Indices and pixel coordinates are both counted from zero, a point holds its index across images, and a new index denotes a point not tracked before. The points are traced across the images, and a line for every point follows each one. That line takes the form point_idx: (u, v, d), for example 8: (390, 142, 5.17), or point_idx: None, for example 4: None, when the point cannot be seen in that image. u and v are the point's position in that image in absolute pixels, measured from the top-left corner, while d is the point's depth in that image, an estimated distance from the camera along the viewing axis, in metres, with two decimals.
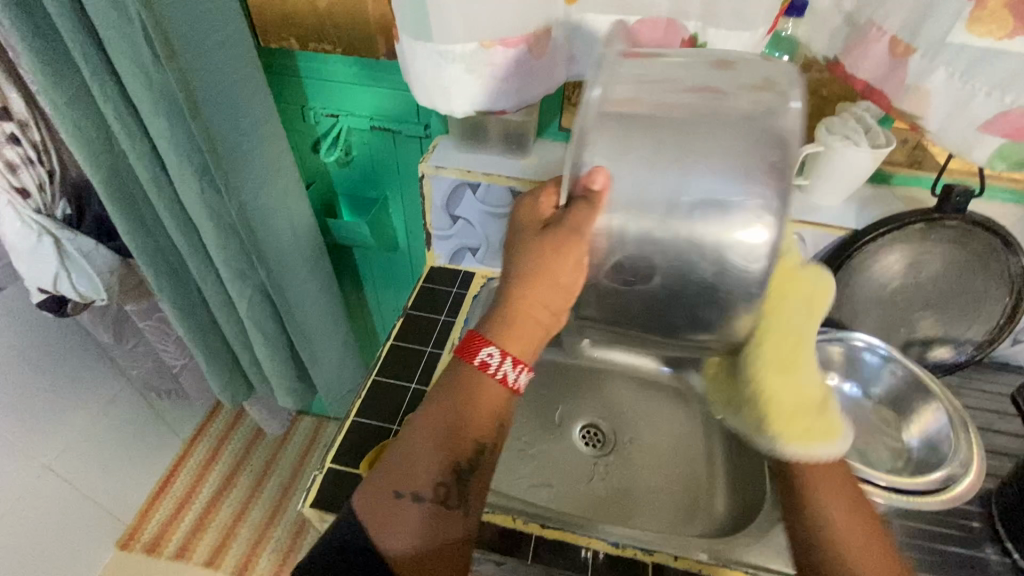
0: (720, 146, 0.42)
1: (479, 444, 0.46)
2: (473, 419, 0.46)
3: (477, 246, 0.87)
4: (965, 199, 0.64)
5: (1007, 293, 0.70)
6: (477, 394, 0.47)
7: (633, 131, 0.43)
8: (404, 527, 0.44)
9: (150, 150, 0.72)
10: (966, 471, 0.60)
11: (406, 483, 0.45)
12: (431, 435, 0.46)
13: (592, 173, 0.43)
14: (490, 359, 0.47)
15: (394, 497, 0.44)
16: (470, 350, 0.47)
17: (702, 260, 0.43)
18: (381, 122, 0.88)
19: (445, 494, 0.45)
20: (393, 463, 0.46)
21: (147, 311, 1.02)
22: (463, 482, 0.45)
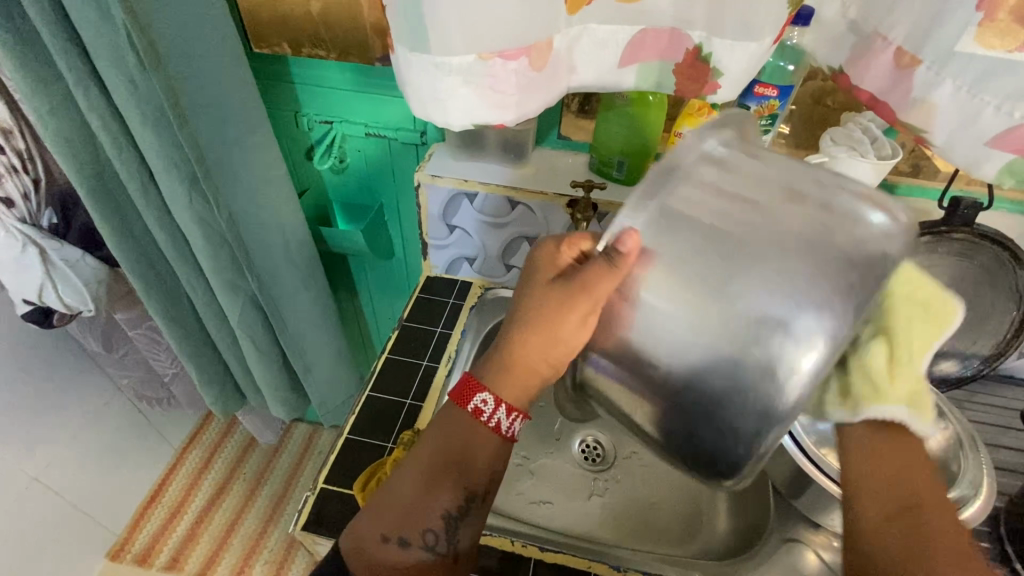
0: (778, 255, 0.36)
1: (469, 491, 0.45)
2: (463, 466, 0.45)
3: (474, 256, 0.85)
4: (971, 213, 0.63)
5: (1015, 307, 0.68)
6: (467, 441, 0.46)
7: (684, 219, 0.38)
8: (390, 572, 0.44)
9: (137, 159, 0.70)
10: (977, 493, 0.56)
11: (394, 526, 0.44)
12: (422, 481, 0.45)
13: (621, 235, 0.38)
14: (483, 406, 0.46)
15: (381, 540, 0.44)
16: (464, 397, 0.46)
17: (718, 380, 0.36)
18: (376, 129, 0.85)
19: (431, 539, 0.44)
20: (383, 505, 0.45)
21: (137, 320, 1.00)
22: (452, 531, 0.45)
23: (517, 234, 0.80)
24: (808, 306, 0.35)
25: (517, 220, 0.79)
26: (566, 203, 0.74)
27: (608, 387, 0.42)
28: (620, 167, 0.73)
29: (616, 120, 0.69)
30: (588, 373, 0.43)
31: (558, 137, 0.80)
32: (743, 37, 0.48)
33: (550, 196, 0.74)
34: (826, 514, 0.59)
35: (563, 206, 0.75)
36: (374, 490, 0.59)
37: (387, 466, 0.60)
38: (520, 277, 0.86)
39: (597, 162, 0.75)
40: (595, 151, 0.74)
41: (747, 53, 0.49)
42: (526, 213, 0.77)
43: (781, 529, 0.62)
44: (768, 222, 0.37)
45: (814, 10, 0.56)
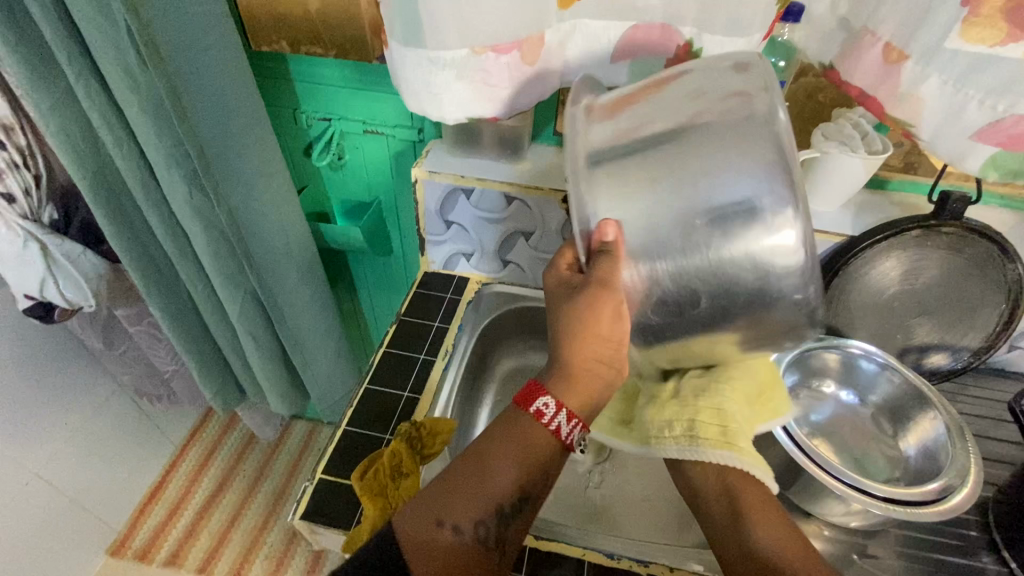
0: (725, 159, 0.38)
1: (527, 492, 0.46)
2: (523, 466, 0.46)
3: (471, 251, 0.86)
4: (961, 207, 0.64)
5: (1005, 300, 0.69)
6: (528, 440, 0.46)
7: (623, 181, 0.41)
8: (440, 561, 0.42)
9: (138, 155, 0.71)
10: (964, 481, 0.56)
11: (450, 513, 0.43)
12: (483, 472, 0.45)
13: (601, 226, 0.42)
14: (545, 408, 0.47)
15: (437, 525, 0.43)
16: (528, 398, 0.48)
17: (740, 277, 0.39)
18: (374, 126, 0.87)
19: (483, 532, 0.44)
20: (441, 491, 0.45)
21: (137, 316, 1.01)
22: (505, 528, 0.45)
23: (513, 230, 0.81)
24: (761, 180, 0.37)
25: (513, 216, 0.80)
26: (562, 198, 0.75)
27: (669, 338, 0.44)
28: None
29: None
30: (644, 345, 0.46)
31: (553, 133, 0.81)
32: (732, 32, 0.49)
33: (545, 191, 0.75)
34: (818, 505, 0.60)
35: (558, 202, 0.76)
36: (372, 482, 0.58)
37: (384, 458, 0.60)
38: (516, 273, 0.87)
39: None
40: None
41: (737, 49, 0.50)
42: (522, 208, 0.78)
43: None
44: (686, 148, 0.39)
45: (805, 6, 0.57)
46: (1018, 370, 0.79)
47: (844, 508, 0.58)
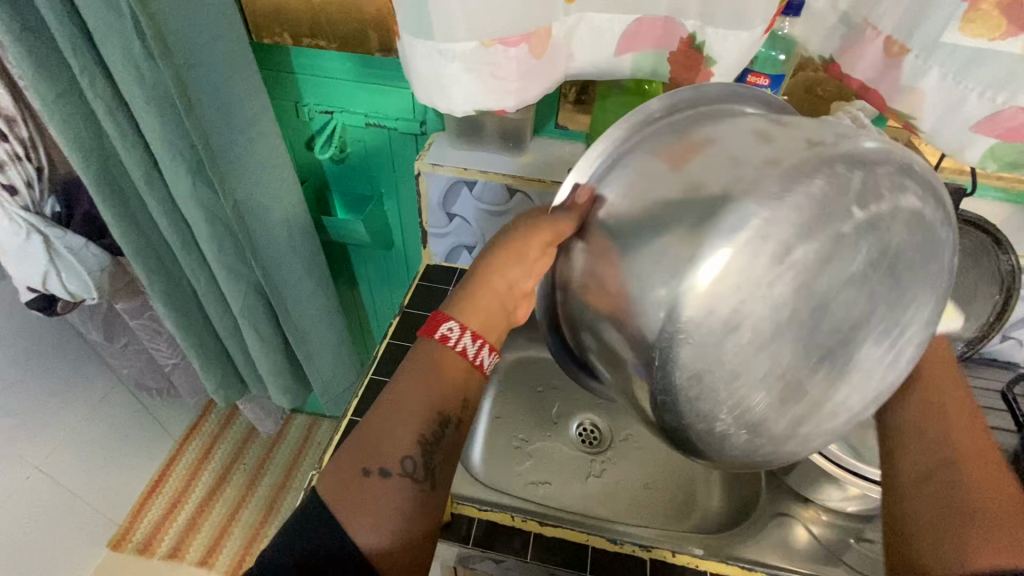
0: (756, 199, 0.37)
1: (447, 414, 0.45)
2: (433, 389, 0.45)
3: (473, 244, 0.87)
4: (956, 199, 0.65)
5: (997, 289, 0.70)
6: (437, 368, 0.46)
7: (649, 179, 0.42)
8: (369, 506, 0.41)
9: (142, 147, 0.71)
10: None
11: (374, 460, 0.42)
12: (397, 409, 0.44)
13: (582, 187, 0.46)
14: (450, 333, 0.47)
15: (361, 476, 0.42)
16: (431, 327, 0.47)
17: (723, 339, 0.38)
18: (376, 119, 0.87)
19: (410, 469, 0.43)
20: (359, 439, 0.43)
21: (139, 310, 1.01)
22: (432, 455, 0.44)
23: None
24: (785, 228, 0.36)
25: (515, 208, 0.80)
26: None
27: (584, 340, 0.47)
28: None
29: (612, 108, 0.71)
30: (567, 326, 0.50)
31: (555, 127, 0.82)
32: (736, 26, 0.50)
33: (548, 183, 0.76)
34: (817, 490, 0.61)
35: None
36: None
37: None
38: None
39: None
40: (592, 140, 0.76)
41: (740, 44, 0.51)
42: (524, 201, 0.79)
43: (772, 504, 0.64)
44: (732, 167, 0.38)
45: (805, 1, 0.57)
46: (1010, 359, 0.80)
47: (841, 494, 0.60)
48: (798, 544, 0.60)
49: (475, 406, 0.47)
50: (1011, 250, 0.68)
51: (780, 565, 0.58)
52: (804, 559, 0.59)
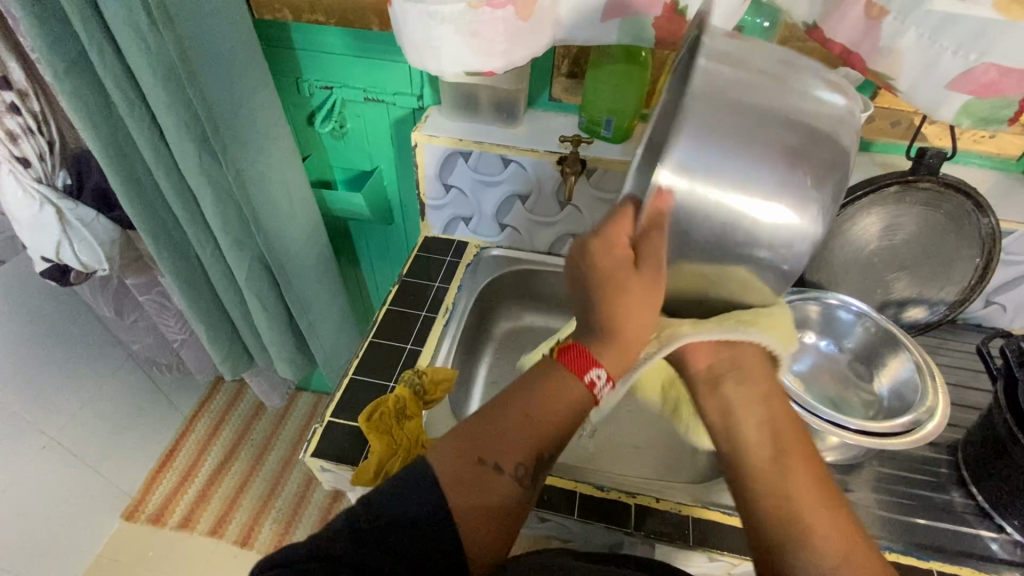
0: (769, 139, 0.40)
1: (563, 440, 0.48)
2: (563, 412, 0.47)
3: (469, 215, 0.90)
4: (936, 162, 0.66)
5: (978, 254, 0.72)
6: (566, 395, 0.48)
7: (716, 109, 0.40)
8: (485, 499, 0.43)
9: (149, 119, 0.74)
10: (931, 415, 0.60)
11: (490, 454, 0.45)
12: (524, 422, 0.46)
13: (658, 193, 0.40)
14: (597, 380, 0.48)
15: (478, 463, 0.44)
16: (578, 362, 0.48)
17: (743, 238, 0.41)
18: (375, 94, 0.89)
19: (522, 474, 0.45)
20: (483, 435, 0.46)
21: (148, 285, 1.04)
22: (541, 469, 0.47)
23: (510, 193, 0.84)
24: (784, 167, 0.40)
25: (510, 178, 0.82)
26: (556, 160, 0.78)
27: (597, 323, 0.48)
28: (609, 125, 0.76)
29: (604, 79, 0.73)
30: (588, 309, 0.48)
31: (549, 99, 0.84)
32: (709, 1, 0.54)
33: (540, 153, 0.78)
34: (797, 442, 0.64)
35: (553, 163, 0.79)
36: (377, 423, 0.63)
37: (388, 402, 0.65)
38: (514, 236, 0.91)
39: (586, 122, 0.78)
40: (584, 111, 0.78)
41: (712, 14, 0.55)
42: (519, 171, 0.81)
43: None
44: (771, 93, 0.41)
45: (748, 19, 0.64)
46: (993, 324, 0.83)
47: (820, 445, 0.63)
48: None
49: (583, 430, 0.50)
50: (992, 213, 0.69)
51: None
52: None
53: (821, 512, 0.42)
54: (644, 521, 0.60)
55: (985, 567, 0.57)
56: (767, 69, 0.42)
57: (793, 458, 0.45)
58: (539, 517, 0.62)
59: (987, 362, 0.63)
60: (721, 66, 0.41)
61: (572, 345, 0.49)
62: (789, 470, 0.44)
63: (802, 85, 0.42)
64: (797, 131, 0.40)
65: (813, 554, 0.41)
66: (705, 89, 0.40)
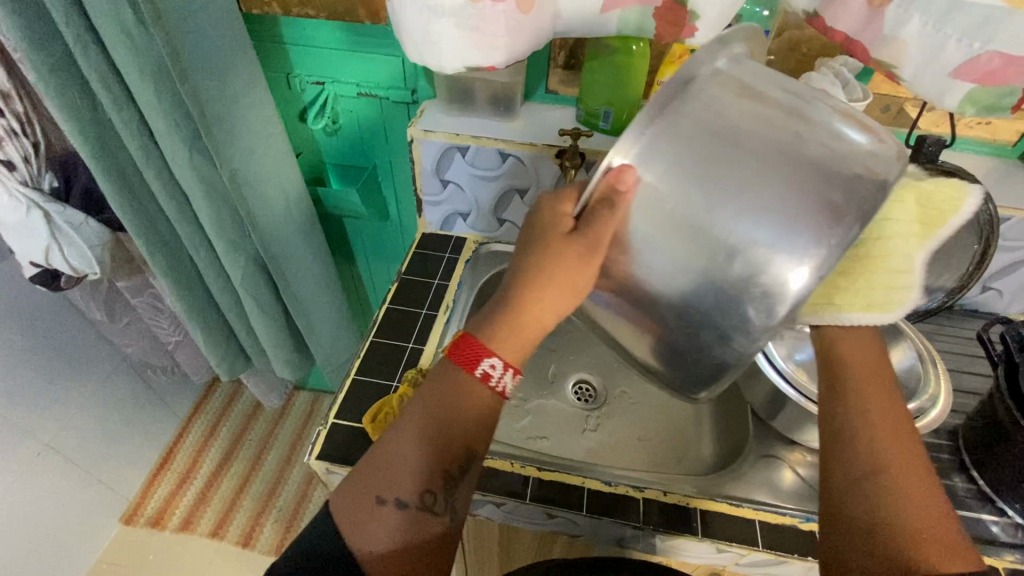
0: (757, 189, 0.39)
1: (471, 449, 0.45)
2: (464, 421, 0.45)
3: (467, 211, 0.88)
4: (935, 150, 0.66)
5: (977, 242, 0.72)
6: (462, 402, 0.45)
7: (694, 147, 0.39)
8: (392, 537, 0.43)
9: (138, 119, 0.72)
10: (933, 404, 0.62)
11: (389, 489, 0.44)
12: (420, 444, 0.44)
13: (620, 172, 0.40)
14: (491, 371, 0.45)
15: (377, 503, 0.43)
16: (470, 360, 0.46)
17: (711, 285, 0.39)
18: (368, 88, 0.87)
19: (429, 501, 0.44)
20: (379, 469, 0.44)
21: (140, 288, 1.03)
22: (449, 491, 0.45)
23: (509, 187, 0.84)
24: (771, 224, 0.38)
25: (508, 173, 0.82)
26: (554, 152, 0.77)
27: (608, 319, 0.47)
28: (608, 117, 0.76)
29: (602, 70, 0.72)
30: (595, 308, 0.48)
31: (545, 92, 0.83)
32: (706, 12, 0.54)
33: (539, 147, 0.77)
34: (800, 432, 0.65)
35: (552, 157, 0.78)
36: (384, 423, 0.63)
37: (393, 402, 0.65)
38: (512, 231, 0.89)
39: (585, 114, 0.78)
40: (583, 103, 0.77)
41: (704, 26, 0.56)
42: (517, 165, 0.80)
43: (760, 447, 0.67)
44: (772, 147, 0.39)
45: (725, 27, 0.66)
46: (990, 309, 0.84)
47: None
48: (783, 484, 0.63)
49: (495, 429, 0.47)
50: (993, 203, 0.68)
51: (765, 501, 0.61)
52: (787, 497, 0.62)
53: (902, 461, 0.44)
54: (653, 515, 0.60)
55: (988, 549, 0.59)
56: (784, 122, 0.40)
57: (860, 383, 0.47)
58: (546, 513, 0.62)
59: (989, 349, 0.63)
60: (733, 100, 0.40)
61: (459, 339, 0.47)
62: (856, 404, 0.46)
63: (818, 142, 0.39)
64: (793, 187, 0.38)
65: (862, 458, 0.44)
66: (695, 124, 0.40)
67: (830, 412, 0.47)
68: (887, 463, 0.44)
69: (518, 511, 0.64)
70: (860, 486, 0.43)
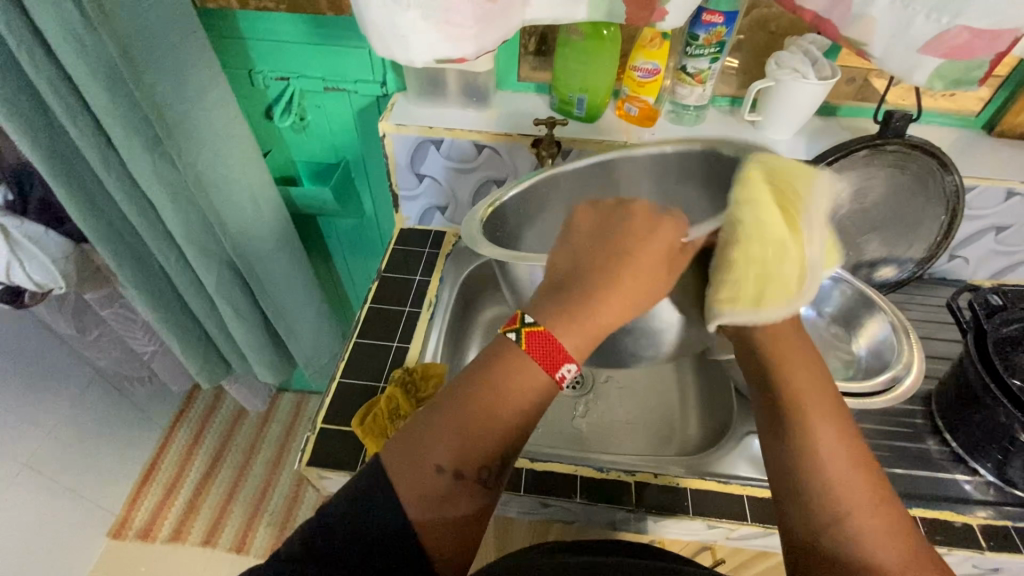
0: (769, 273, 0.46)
1: (526, 431, 0.45)
2: (527, 403, 0.44)
3: (444, 204, 0.87)
4: (903, 125, 0.68)
5: (943, 212, 0.75)
6: (530, 390, 0.44)
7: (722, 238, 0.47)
8: (442, 506, 0.41)
9: (93, 123, 0.69)
10: (909, 372, 0.63)
11: (447, 458, 0.42)
12: (484, 419, 0.43)
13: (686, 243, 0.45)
14: (566, 374, 0.45)
15: (436, 471, 0.41)
16: (545, 352, 0.44)
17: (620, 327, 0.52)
18: (334, 82, 0.85)
19: (485, 475, 0.43)
20: (441, 434, 0.42)
21: (109, 298, 0.99)
22: (502, 467, 0.44)
23: (485, 178, 0.82)
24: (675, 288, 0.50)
25: (484, 164, 0.81)
26: (530, 142, 0.76)
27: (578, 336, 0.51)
28: (581, 104, 0.75)
29: (573, 56, 0.72)
30: None
31: (518, 79, 0.82)
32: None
33: (515, 137, 0.76)
34: None
35: (528, 147, 0.77)
36: (372, 425, 0.63)
37: (381, 403, 0.64)
38: None
39: (558, 101, 0.77)
40: (556, 90, 0.76)
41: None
42: (493, 156, 0.79)
43: (745, 424, 0.68)
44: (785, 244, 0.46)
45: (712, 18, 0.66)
46: (956, 277, 0.86)
47: None
48: None
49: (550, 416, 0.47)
50: (955, 170, 0.71)
51: (753, 476, 0.63)
52: None
53: (858, 494, 0.42)
54: (645, 497, 0.61)
55: (963, 508, 0.61)
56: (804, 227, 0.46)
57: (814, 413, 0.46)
58: (542, 503, 0.63)
59: (959, 317, 0.65)
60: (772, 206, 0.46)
61: (535, 331, 0.44)
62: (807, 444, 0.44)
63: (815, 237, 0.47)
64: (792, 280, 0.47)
65: (816, 506, 0.43)
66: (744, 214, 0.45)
67: (778, 458, 0.45)
68: (852, 507, 0.42)
69: (513, 503, 0.64)
70: (823, 538, 0.42)
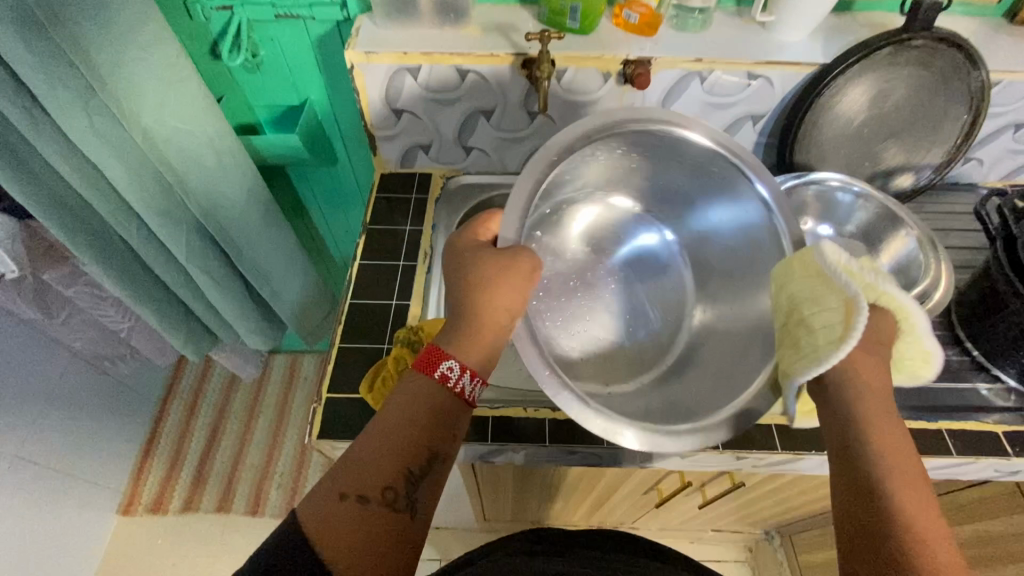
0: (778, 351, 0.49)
1: (431, 448, 0.44)
2: (423, 418, 0.45)
3: (429, 142, 0.79)
4: (932, 14, 0.61)
5: (966, 112, 0.71)
6: (424, 401, 0.46)
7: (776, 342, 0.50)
8: (351, 534, 0.40)
9: (8, 77, 0.58)
10: (938, 286, 0.62)
11: (353, 485, 0.42)
12: (388, 442, 0.44)
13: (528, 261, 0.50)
14: (449, 372, 0.46)
15: (339, 498, 0.41)
16: (430, 362, 0.47)
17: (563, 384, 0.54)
18: (287, 9, 0.73)
19: (391, 496, 0.42)
20: (343, 467, 0.43)
21: (70, 278, 0.90)
22: (411, 487, 0.43)
23: (472, 110, 0.74)
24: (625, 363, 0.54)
25: (470, 93, 0.72)
26: (521, 63, 0.68)
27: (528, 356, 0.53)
28: (576, 14, 0.66)
29: None
30: None
31: None
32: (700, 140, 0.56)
33: (503, 58, 0.67)
34: None
35: (519, 69, 0.69)
36: (380, 390, 0.60)
37: (389, 365, 0.60)
38: (481, 159, 0.81)
39: (548, 12, 0.68)
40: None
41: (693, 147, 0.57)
42: (479, 83, 0.71)
43: None
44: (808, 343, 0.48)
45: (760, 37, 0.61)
46: (969, 181, 0.83)
47: None
48: None
49: (462, 436, 0.47)
50: (983, 65, 0.66)
51: None
52: None
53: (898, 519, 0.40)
54: None
55: (981, 415, 0.61)
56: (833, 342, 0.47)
57: (901, 483, 0.42)
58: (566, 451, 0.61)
59: (987, 225, 0.62)
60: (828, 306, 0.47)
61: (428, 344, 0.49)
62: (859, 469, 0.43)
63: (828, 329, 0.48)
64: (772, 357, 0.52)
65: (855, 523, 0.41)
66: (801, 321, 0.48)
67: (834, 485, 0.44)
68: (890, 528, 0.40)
69: (535, 453, 0.63)
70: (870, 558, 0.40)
